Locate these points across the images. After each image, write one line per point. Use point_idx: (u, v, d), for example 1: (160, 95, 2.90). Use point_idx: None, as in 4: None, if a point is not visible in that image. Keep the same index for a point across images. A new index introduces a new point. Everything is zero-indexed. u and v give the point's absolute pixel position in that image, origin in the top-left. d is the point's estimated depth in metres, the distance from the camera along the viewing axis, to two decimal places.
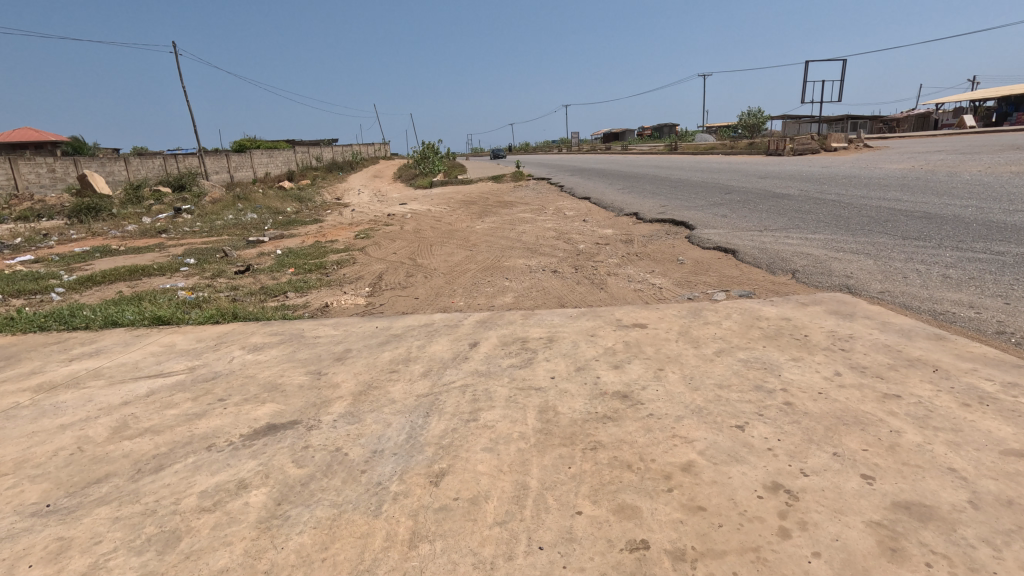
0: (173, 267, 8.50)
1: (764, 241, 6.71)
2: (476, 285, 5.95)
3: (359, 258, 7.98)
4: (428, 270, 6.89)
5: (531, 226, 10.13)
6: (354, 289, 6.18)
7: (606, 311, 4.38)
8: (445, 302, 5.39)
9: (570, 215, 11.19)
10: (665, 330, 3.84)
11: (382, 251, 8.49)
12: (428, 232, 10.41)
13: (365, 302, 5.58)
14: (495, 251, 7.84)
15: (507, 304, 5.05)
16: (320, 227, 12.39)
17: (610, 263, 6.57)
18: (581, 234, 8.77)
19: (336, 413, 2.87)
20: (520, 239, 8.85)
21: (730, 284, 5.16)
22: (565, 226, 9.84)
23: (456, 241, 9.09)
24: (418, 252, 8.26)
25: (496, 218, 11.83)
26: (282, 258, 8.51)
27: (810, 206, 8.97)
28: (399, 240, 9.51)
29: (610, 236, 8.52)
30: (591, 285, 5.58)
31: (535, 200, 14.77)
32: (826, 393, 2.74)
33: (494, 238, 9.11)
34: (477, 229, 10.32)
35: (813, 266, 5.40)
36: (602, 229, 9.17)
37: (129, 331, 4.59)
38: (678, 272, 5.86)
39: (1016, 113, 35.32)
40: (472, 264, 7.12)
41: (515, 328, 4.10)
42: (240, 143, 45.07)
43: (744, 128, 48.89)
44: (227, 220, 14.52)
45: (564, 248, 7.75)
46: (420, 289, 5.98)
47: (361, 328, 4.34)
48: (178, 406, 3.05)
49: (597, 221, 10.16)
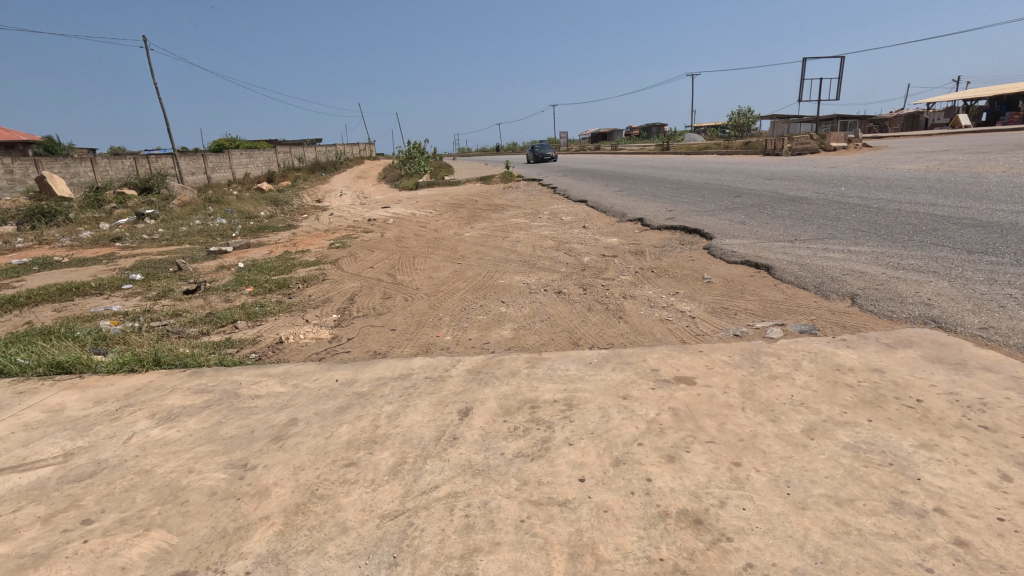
0: (115, 283, 7.38)
1: (801, 256, 5.76)
2: (467, 312, 4.94)
3: (331, 275, 6.92)
4: (409, 290, 5.86)
5: (525, 234, 9.13)
6: (319, 316, 5.14)
7: (635, 356, 3.39)
8: (429, 336, 4.37)
9: (567, 221, 10.20)
10: (721, 391, 2.86)
11: (358, 265, 7.45)
12: (411, 241, 9.35)
13: (330, 336, 4.53)
14: (487, 265, 6.83)
15: (505, 342, 4.05)
16: (293, 235, 11.27)
17: (623, 282, 5.60)
18: (583, 245, 7.79)
19: (253, 556, 1.85)
20: (514, 249, 7.85)
21: (779, 313, 4.21)
22: (564, 234, 8.84)
23: (442, 252, 8.06)
24: (399, 265, 7.23)
25: (486, 224, 10.80)
26: (242, 273, 7.43)
27: (839, 212, 8.05)
28: (379, 251, 8.46)
29: (616, 247, 7.56)
30: (606, 313, 4.60)
31: (527, 204, 13.75)
32: (1013, 523, 1.78)
33: (485, 248, 8.10)
34: (466, 238, 9.30)
35: (876, 289, 4.48)
36: (605, 238, 8.20)
37: (13, 385, 3.51)
38: (708, 296, 4.90)
39: (1008, 112, 35.00)
40: (461, 281, 6.12)
41: (518, 384, 3.10)
42: (220, 143, 43.60)
43: (734, 127, 48.37)
44: (193, 225, 13.34)
45: (567, 262, 6.77)
46: (399, 317, 4.95)
47: (316, 383, 3.30)
48: (15, 538, 2.01)
49: (599, 228, 9.17)
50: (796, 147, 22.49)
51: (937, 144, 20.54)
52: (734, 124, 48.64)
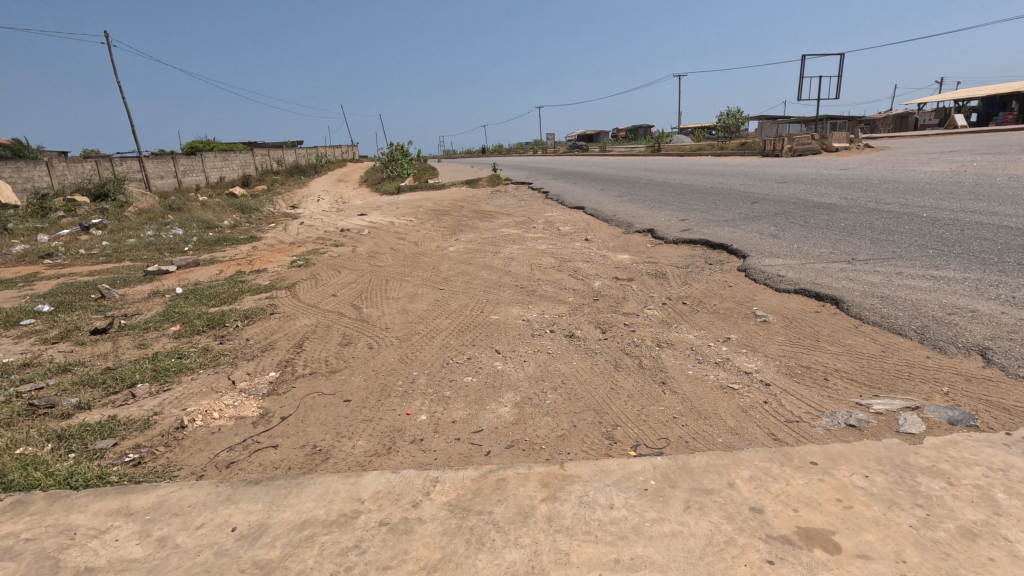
0: (14, 316, 5.95)
1: (874, 284, 4.55)
2: (451, 370, 3.66)
3: (283, 306, 5.59)
4: (376, 332, 4.56)
5: (519, 249, 7.87)
6: (251, 374, 3.83)
7: (714, 478, 2.15)
8: (396, 415, 3.08)
9: (566, 233, 8.98)
10: (895, 573, 1.63)
11: (318, 291, 6.12)
12: (386, 259, 8.03)
13: (256, 414, 3.22)
14: (476, 294, 5.56)
15: (505, 429, 2.78)
16: (253, 249, 9.89)
17: (650, 321, 4.36)
18: (589, 265, 6.54)
19: None
20: (508, 270, 6.59)
21: (890, 378, 3.00)
22: (564, 249, 7.59)
23: (421, 273, 6.78)
24: (369, 293, 5.92)
25: (473, 235, 9.52)
26: (174, 303, 6.07)
27: (886, 223, 6.88)
28: (348, 272, 7.15)
29: (630, 266, 6.35)
30: (641, 374, 3.36)
31: (517, 211, 12.48)
32: None
33: (473, 268, 6.84)
34: (450, 253, 8.01)
35: (1010, 338, 3.27)
36: (614, 256, 6.97)
37: None
38: (772, 345, 3.69)
39: (1001, 113, 34.57)
40: (443, 317, 4.86)
41: (535, 546, 1.84)
42: (194, 146, 41.80)
43: (723, 128, 47.65)
44: (144, 237, 11.88)
45: (574, 288, 5.53)
46: (357, 380, 3.65)
47: (198, 535, 2.00)
48: None
49: (604, 242, 7.94)
50: (796, 148, 21.51)
51: (944, 144, 19.60)
52: (723, 125, 47.91)
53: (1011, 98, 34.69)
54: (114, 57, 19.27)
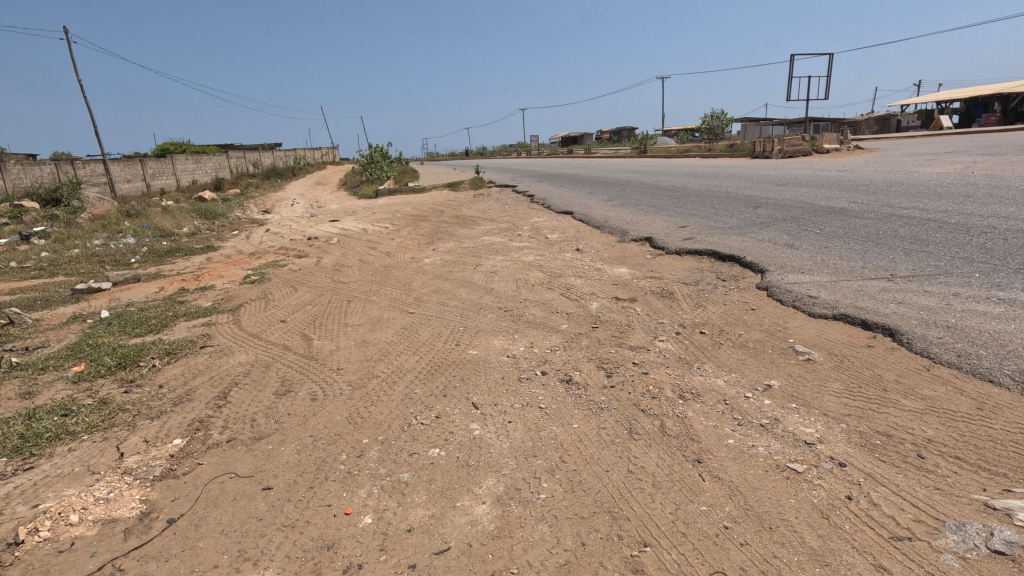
0: None
1: (932, 308, 3.77)
2: (414, 436, 2.79)
3: (220, 336, 4.67)
4: (324, 374, 3.66)
5: (503, 261, 7.02)
6: (149, 443, 2.90)
7: None
8: (330, 518, 2.20)
9: (554, 241, 8.15)
10: None
11: (266, 316, 5.20)
12: (353, 272, 7.12)
13: (133, 515, 2.30)
14: (453, 320, 4.69)
15: (482, 552, 1.92)
16: (206, 261, 8.89)
17: (665, 360, 3.52)
18: (582, 281, 5.71)
19: None
20: (490, 287, 5.73)
21: (1009, 456, 2.19)
22: (553, 262, 6.75)
23: (392, 291, 5.89)
24: (326, 318, 5.01)
25: (452, 244, 8.64)
26: (92, 332, 5.09)
27: (913, 230, 6.15)
28: (307, 290, 6.22)
29: (629, 283, 5.54)
30: (667, 445, 2.51)
31: (501, 216, 11.63)
32: None
33: (451, 285, 5.98)
34: (425, 267, 7.12)
35: None
36: (611, 270, 6.15)
37: None
38: (828, 395, 2.87)
39: (983, 115, 34.69)
40: (410, 352, 3.98)
41: None
42: (165, 148, 40.27)
43: (708, 130, 47.42)
44: (90, 247, 10.79)
45: (568, 312, 4.69)
46: (288, 450, 2.76)
47: None
48: None
49: (597, 253, 7.12)
50: (787, 149, 20.96)
51: (936, 145, 19.24)
52: (708, 127, 47.64)
53: (994, 99, 34.78)
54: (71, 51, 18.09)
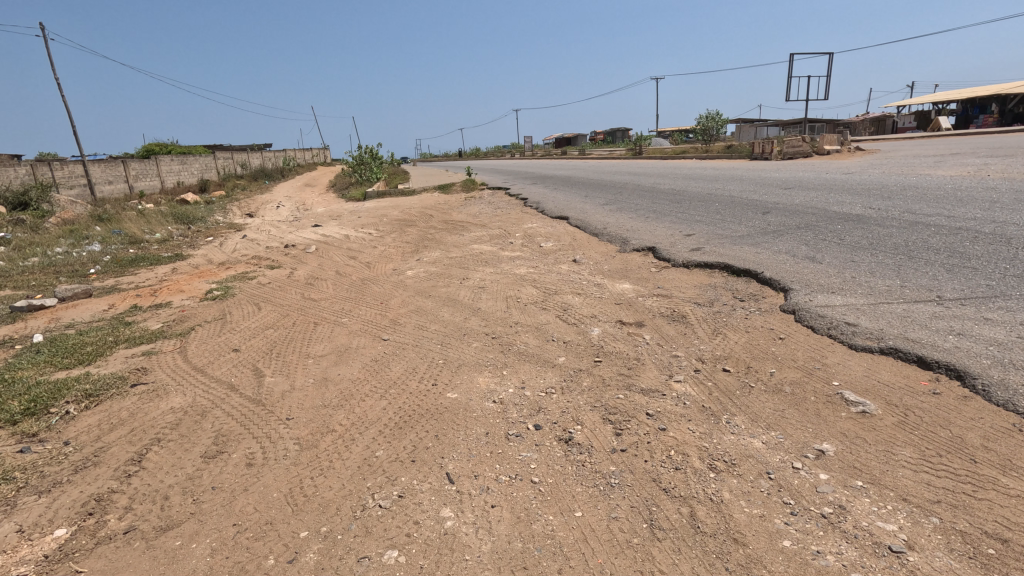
0: None
1: (1002, 342, 3.14)
2: (367, 529, 2.13)
3: (158, 370, 3.99)
4: (269, 427, 2.99)
5: (492, 274, 6.37)
6: (23, 535, 2.23)
7: None
8: None
9: (550, 251, 7.52)
10: None
11: (218, 343, 4.52)
12: (328, 287, 6.46)
13: None
14: (432, 350, 4.03)
15: None
16: (171, 271, 8.18)
17: (686, 410, 2.88)
18: (581, 299, 5.07)
19: None
20: (477, 307, 5.07)
21: None
22: (548, 276, 6.11)
23: (367, 311, 5.23)
24: (286, 346, 4.35)
25: (439, 254, 7.98)
26: (15, 362, 4.40)
27: (946, 242, 5.54)
28: (271, 309, 5.54)
29: (633, 302, 4.90)
30: (702, 553, 1.88)
31: (493, 222, 10.98)
32: None
33: (432, 304, 5.32)
34: (407, 281, 6.46)
35: None
36: (612, 286, 5.51)
37: None
38: (903, 468, 2.23)
39: (981, 116, 34.35)
40: (377, 395, 3.33)
41: None
42: (151, 149, 39.35)
43: (703, 131, 47.01)
44: (50, 255, 10.04)
45: (566, 340, 4.04)
46: (200, 549, 2.09)
47: None
48: None
49: (596, 265, 6.49)
50: (787, 151, 20.41)
51: (941, 146, 18.73)
52: (703, 128, 47.22)
53: (992, 100, 34.48)
54: (46, 49, 17.33)
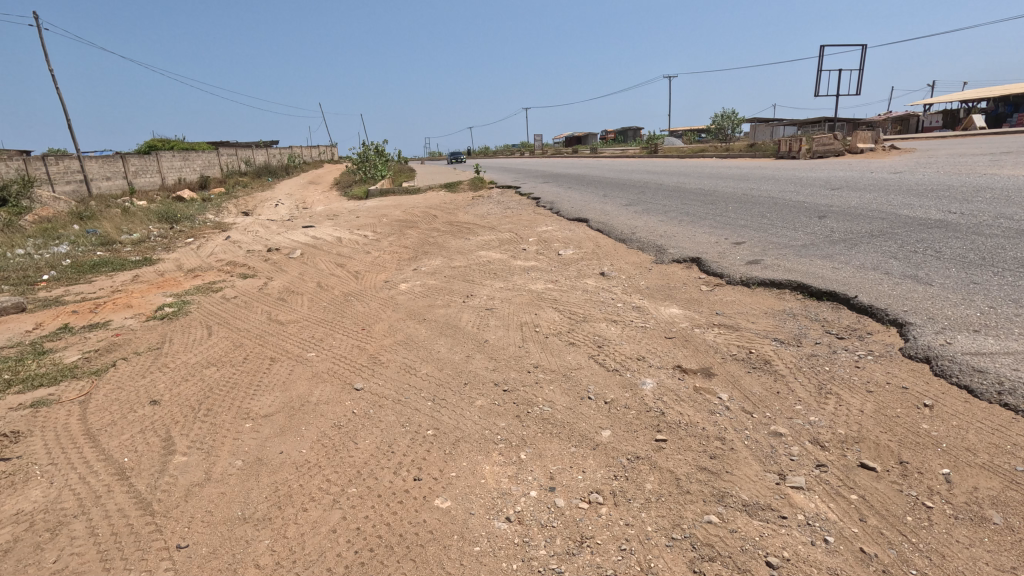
0: None
1: None
2: None
3: (36, 437, 2.84)
4: (143, 568, 1.86)
5: (502, 292, 5.20)
6: None
7: None
8: None
9: (571, 260, 6.36)
10: None
11: (137, 390, 3.38)
12: (304, 303, 5.34)
13: None
14: (418, 413, 2.87)
15: None
16: (131, 280, 7.07)
17: (835, 561, 1.70)
18: (619, 331, 3.89)
19: None
20: (484, 340, 3.90)
21: None
22: (571, 295, 4.93)
23: (344, 341, 4.09)
24: (224, 397, 3.21)
25: (440, 262, 6.83)
26: None
27: None
28: (225, 335, 4.41)
29: (689, 337, 3.73)
30: None
31: (502, 224, 9.82)
32: None
33: (425, 333, 4.16)
34: (398, 298, 5.30)
35: None
36: (657, 312, 4.33)
37: None
38: None
39: (1016, 114, 32.60)
40: (330, 501, 2.17)
41: None
42: (154, 146, 38.50)
43: (719, 129, 45.56)
44: (7, 257, 8.97)
45: (608, 401, 2.85)
46: None
47: None
48: None
49: (630, 281, 5.31)
50: (817, 150, 19.00)
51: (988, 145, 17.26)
52: (719, 127, 45.75)
53: None
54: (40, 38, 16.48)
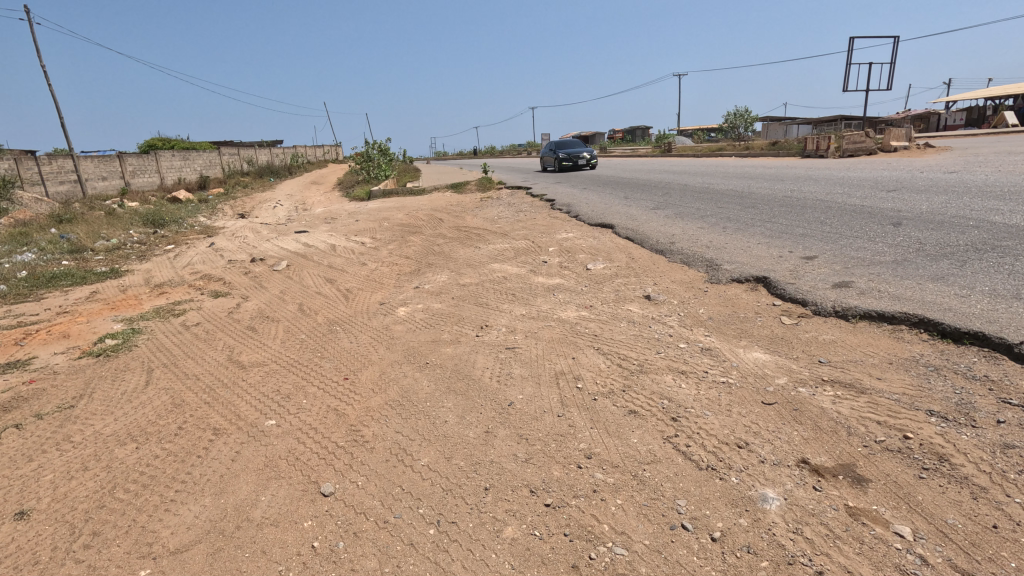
0: None
1: None
2: None
3: None
4: None
5: (525, 322, 4.12)
6: None
7: None
8: None
9: (605, 278, 5.29)
10: None
11: (10, 487, 2.35)
12: (279, 334, 4.30)
13: None
14: (414, 554, 1.81)
15: None
16: (86, 298, 6.05)
17: None
18: (695, 392, 2.81)
19: None
20: (509, 402, 2.84)
21: None
22: (615, 329, 3.85)
23: (318, 400, 3.03)
24: (128, 505, 2.16)
25: (447, 278, 5.78)
26: None
27: None
28: (166, 383, 3.37)
29: (798, 403, 2.65)
30: None
31: (516, 230, 8.76)
32: None
33: (428, 387, 3.09)
34: (395, 329, 4.23)
35: None
36: (737, 359, 3.24)
37: None
38: None
39: None
40: None
41: None
42: (157, 145, 37.75)
43: (733, 128, 44.30)
44: None
45: (717, 538, 1.79)
46: None
47: None
48: None
49: (685, 309, 4.24)
50: (848, 148, 17.70)
51: None
52: (733, 126, 44.52)
53: None
54: (33, 31, 15.64)
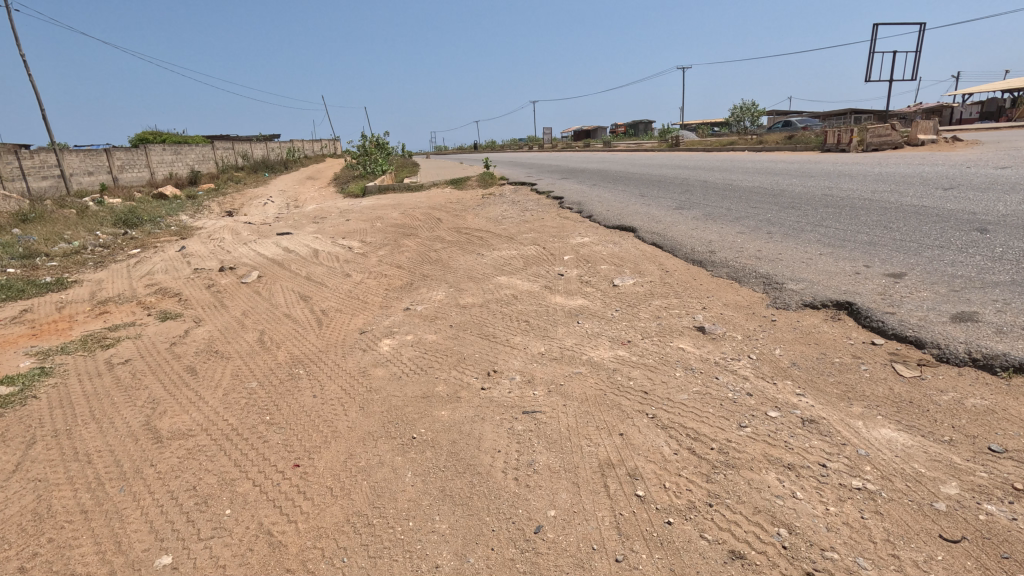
0: None
1: None
2: None
3: None
4: None
5: (544, 367, 3.11)
6: None
7: None
8: None
9: (639, 298, 4.28)
10: None
11: None
12: (223, 381, 3.29)
13: None
14: None
15: None
16: (11, 319, 5.03)
17: None
18: (825, 516, 1.80)
19: None
20: (536, 529, 1.83)
21: None
22: (670, 381, 2.84)
23: (247, 511, 2.03)
24: None
25: (444, 296, 4.77)
26: None
27: None
28: (41, 470, 2.38)
29: (1003, 543, 1.64)
30: None
31: (524, 232, 7.74)
32: None
33: (412, 490, 2.09)
34: (373, 375, 3.22)
35: None
36: (862, 441, 2.23)
37: None
38: None
39: None
40: None
41: None
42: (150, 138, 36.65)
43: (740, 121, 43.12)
44: None
45: None
46: None
47: None
48: None
49: (755, 348, 3.22)
50: (871, 141, 16.63)
51: None
52: (740, 119, 43.36)
53: None
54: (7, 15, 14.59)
